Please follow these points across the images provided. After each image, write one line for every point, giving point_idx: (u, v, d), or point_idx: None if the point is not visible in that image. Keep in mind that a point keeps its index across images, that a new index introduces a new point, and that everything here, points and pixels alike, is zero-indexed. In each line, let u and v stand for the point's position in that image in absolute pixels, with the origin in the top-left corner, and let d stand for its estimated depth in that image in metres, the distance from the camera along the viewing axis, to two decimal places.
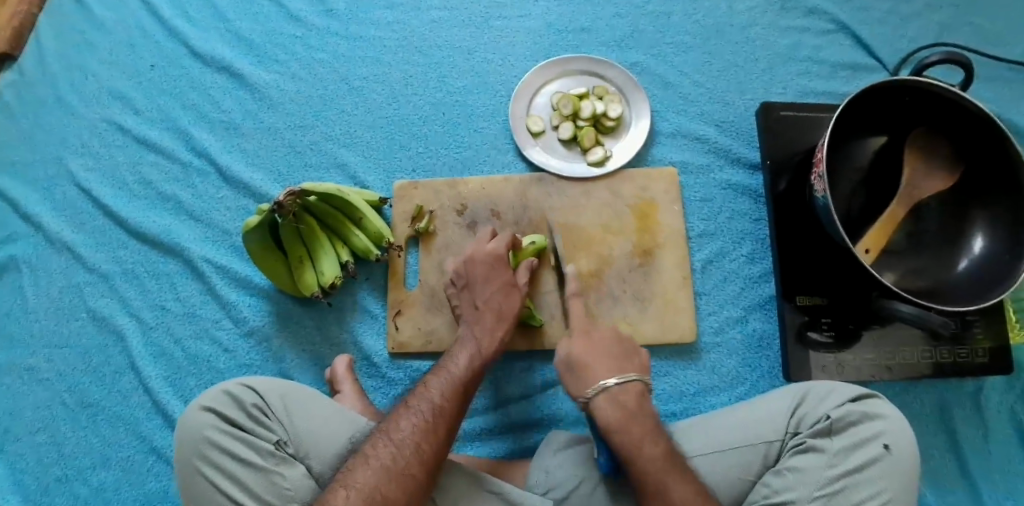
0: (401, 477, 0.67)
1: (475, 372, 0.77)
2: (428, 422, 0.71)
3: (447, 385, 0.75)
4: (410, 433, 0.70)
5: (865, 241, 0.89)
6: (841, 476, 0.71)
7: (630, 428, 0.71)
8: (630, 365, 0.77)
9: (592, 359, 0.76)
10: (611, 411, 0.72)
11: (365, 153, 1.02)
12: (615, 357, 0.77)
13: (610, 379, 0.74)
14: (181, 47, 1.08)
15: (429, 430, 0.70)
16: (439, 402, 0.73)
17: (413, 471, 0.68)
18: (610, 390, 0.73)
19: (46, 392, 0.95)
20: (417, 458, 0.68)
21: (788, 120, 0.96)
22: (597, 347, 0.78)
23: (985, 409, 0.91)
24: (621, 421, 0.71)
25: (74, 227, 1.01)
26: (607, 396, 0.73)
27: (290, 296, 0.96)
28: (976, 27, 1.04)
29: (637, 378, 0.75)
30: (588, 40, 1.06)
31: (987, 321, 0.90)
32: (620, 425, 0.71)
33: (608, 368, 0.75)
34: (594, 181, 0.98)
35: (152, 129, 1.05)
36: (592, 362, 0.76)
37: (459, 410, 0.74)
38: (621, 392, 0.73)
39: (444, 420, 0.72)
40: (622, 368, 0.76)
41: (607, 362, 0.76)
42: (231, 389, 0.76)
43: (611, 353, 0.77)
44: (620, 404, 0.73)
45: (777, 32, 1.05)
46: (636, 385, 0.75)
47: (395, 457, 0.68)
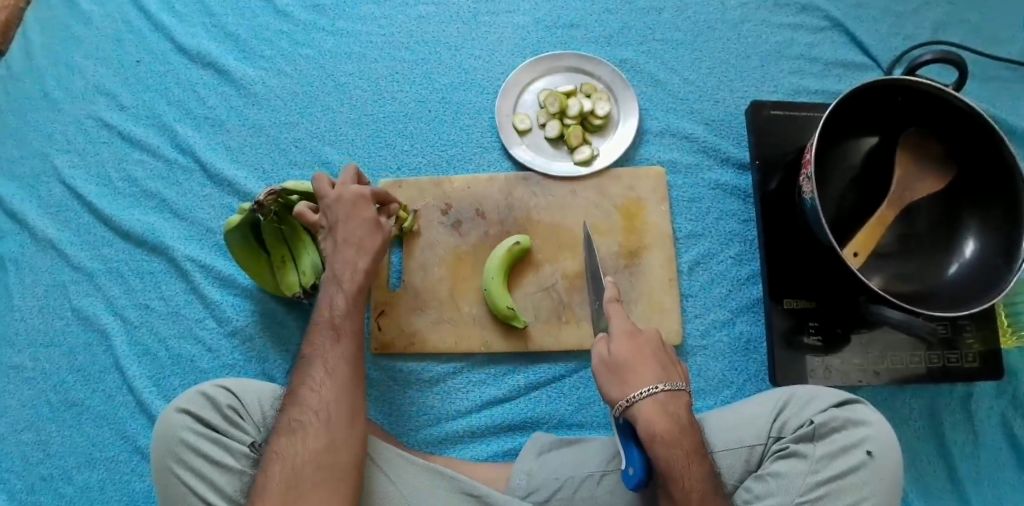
0: (298, 431, 0.67)
1: (352, 311, 0.75)
2: (318, 375, 0.71)
3: (324, 333, 0.73)
4: (306, 390, 0.70)
5: (853, 244, 0.87)
6: (822, 483, 0.70)
7: (681, 442, 0.65)
8: (674, 372, 0.70)
9: (635, 363, 0.68)
10: (662, 423, 0.65)
11: (351, 151, 1.01)
12: (663, 364, 0.69)
13: (658, 386, 0.66)
14: (167, 42, 1.07)
15: (321, 378, 0.70)
16: (328, 350, 0.72)
17: (309, 418, 0.68)
18: (661, 398, 0.66)
19: (31, 391, 0.95)
20: (318, 410, 0.69)
21: (778, 119, 0.94)
22: (643, 350, 0.69)
23: (974, 414, 0.90)
24: (674, 433, 0.65)
25: (59, 225, 1.00)
26: (658, 404, 0.66)
27: (274, 295, 0.95)
28: (972, 24, 1.02)
29: (684, 388, 0.68)
30: (577, 36, 1.04)
31: (978, 325, 0.88)
32: (671, 438, 0.65)
33: (656, 374, 0.67)
34: (581, 180, 0.96)
35: (138, 126, 1.04)
36: (637, 366, 0.68)
37: (345, 354, 0.72)
38: (669, 401, 0.66)
39: (326, 365, 0.71)
40: (668, 375, 0.68)
41: (655, 368, 0.68)
42: (206, 390, 0.75)
43: (658, 359, 0.69)
44: (668, 414, 0.66)
45: (770, 29, 1.03)
46: (683, 395, 0.68)
47: (293, 417, 0.68)
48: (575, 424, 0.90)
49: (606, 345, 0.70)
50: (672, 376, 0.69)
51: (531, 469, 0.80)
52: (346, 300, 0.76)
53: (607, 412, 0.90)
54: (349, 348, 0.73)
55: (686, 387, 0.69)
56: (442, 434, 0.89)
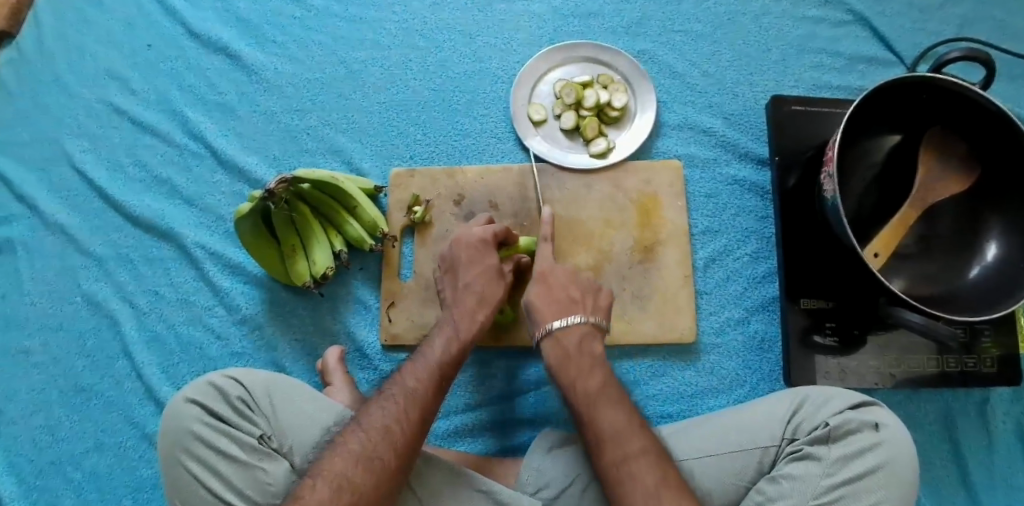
0: (368, 461, 0.66)
1: (454, 360, 0.76)
2: (408, 409, 0.70)
3: (422, 370, 0.74)
4: (388, 419, 0.69)
5: (875, 244, 0.85)
6: (837, 485, 0.69)
7: (568, 367, 0.75)
8: (582, 308, 0.80)
9: (545, 307, 0.80)
10: (552, 352, 0.77)
11: (363, 139, 0.99)
12: (567, 301, 0.80)
13: (554, 322, 0.78)
14: (178, 26, 1.05)
15: (407, 416, 0.70)
16: (413, 388, 0.72)
17: (382, 454, 0.67)
18: (556, 334, 0.78)
19: (41, 375, 0.94)
20: (394, 445, 0.67)
21: (799, 115, 0.92)
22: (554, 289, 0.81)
23: (990, 418, 0.88)
24: (560, 363, 0.76)
25: (69, 210, 0.99)
26: (552, 339, 0.78)
27: (283, 284, 0.94)
28: (999, 22, 1.00)
29: (581, 321, 0.78)
30: (594, 25, 1.02)
31: (998, 330, 0.87)
32: (559, 365, 0.76)
33: (555, 312, 0.79)
34: (596, 173, 0.95)
35: (148, 110, 1.02)
36: (541, 307, 0.80)
37: (435, 398, 0.73)
38: (562, 336, 0.77)
39: (419, 403, 0.71)
40: (570, 311, 0.79)
41: (557, 308, 0.79)
42: (217, 381, 0.75)
43: (563, 298, 0.80)
44: (558, 346, 0.77)
45: (791, 23, 1.01)
46: (579, 326, 0.78)
47: (366, 444, 0.67)
48: None
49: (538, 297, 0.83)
50: (573, 312, 0.79)
51: (539, 467, 0.79)
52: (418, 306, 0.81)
53: None
54: (438, 397, 0.74)
55: (588, 320, 0.78)
56: (451, 427, 0.89)
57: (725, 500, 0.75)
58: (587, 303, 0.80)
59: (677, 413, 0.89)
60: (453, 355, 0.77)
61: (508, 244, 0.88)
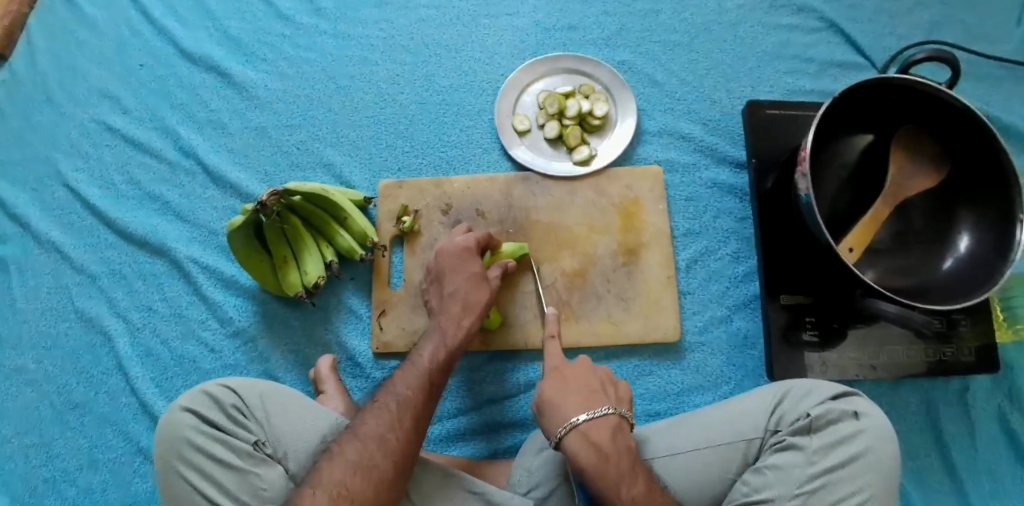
0: (366, 470, 0.67)
1: (443, 368, 0.78)
2: (402, 417, 0.71)
3: (413, 378, 0.75)
4: (383, 429, 0.70)
5: (848, 240, 0.88)
6: (819, 473, 0.71)
7: (609, 469, 0.68)
8: (603, 398, 0.73)
9: (559, 396, 0.73)
10: (585, 454, 0.68)
11: (352, 152, 1.02)
12: (587, 393, 0.74)
13: (580, 415, 0.71)
14: (169, 47, 1.08)
15: (401, 424, 0.71)
16: (405, 396, 0.73)
17: (378, 460, 0.68)
18: (585, 429, 0.70)
19: (35, 392, 0.95)
20: (389, 452, 0.69)
21: (774, 118, 0.95)
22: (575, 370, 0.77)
23: (971, 408, 0.90)
24: (597, 461, 0.68)
25: (63, 228, 1.01)
26: (579, 435, 0.69)
27: (275, 296, 0.96)
28: (965, 25, 1.04)
29: (609, 412, 0.71)
30: (575, 38, 1.05)
31: (974, 320, 0.89)
32: (596, 466, 0.68)
33: (578, 404, 0.72)
34: (580, 179, 0.97)
35: (141, 130, 1.05)
36: (559, 400, 0.73)
37: (427, 405, 0.74)
38: (592, 429, 0.70)
39: (411, 411, 0.72)
40: (592, 402, 0.73)
41: (580, 397, 0.73)
42: (211, 390, 0.76)
43: (581, 389, 0.74)
44: (593, 447, 0.69)
45: (765, 31, 1.05)
46: (608, 418, 0.71)
47: (362, 451, 0.68)
48: None
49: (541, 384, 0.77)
50: (597, 402, 0.73)
51: (531, 467, 0.81)
52: None
53: None
54: (430, 403, 0.75)
55: (615, 410, 0.72)
56: (443, 431, 0.90)
57: (712, 493, 0.76)
58: (608, 393, 0.75)
59: (664, 411, 0.90)
60: (442, 363, 0.78)
61: (493, 249, 0.91)
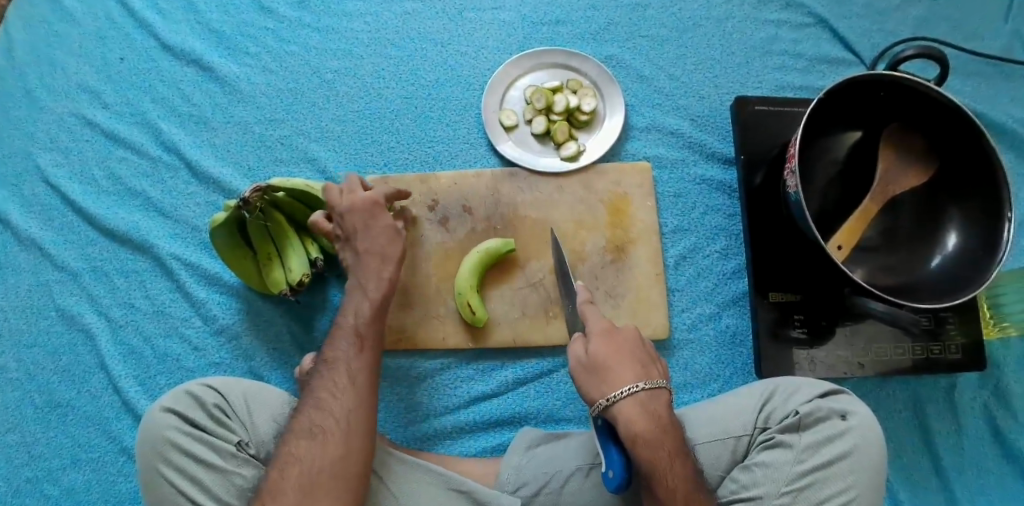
0: (319, 439, 0.67)
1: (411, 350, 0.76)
2: (352, 389, 0.70)
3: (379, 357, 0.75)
4: (342, 403, 0.69)
5: (837, 238, 0.88)
6: (807, 472, 0.70)
7: (662, 442, 0.64)
8: (654, 370, 0.68)
9: (613, 361, 0.67)
10: (642, 423, 0.64)
11: (336, 147, 1.00)
12: (641, 363, 0.67)
13: (637, 384, 0.65)
14: (150, 39, 1.06)
15: (356, 395, 0.70)
16: (354, 359, 0.73)
17: (329, 425, 0.68)
18: (643, 398, 0.65)
19: (15, 392, 0.94)
20: (345, 425, 0.68)
21: (762, 114, 0.95)
22: (621, 345, 0.68)
23: (958, 405, 0.91)
24: (656, 433, 0.64)
25: (43, 224, 0.99)
26: (637, 404, 0.64)
27: (259, 293, 0.95)
28: (953, 21, 1.03)
29: (664, 386, 0.67)
30: (563, 32, 1.04)
31: (961, 317, 0.89)
32: (653, 437, 0.63)
33: (636, 372, 0.66)
34: (568, 175, 0.96)
35: (122, 124, 1.03)
36: (614, 365, 0.66)
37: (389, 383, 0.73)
38: (650, 400, 0.65)
39: (365, 379, 0.72)
40: (648, 372, 0.67)
41: (633, 366, 0.66)
42: (193, 389, 0.75)
43: (635, 358, 0.67)
44: (650, 417, 0.64)
45: (753, 26, 1.04)
46: (665, 393, 0.66)
47: (313, 424, 0.68)
48: (563, 419, 0.90)
49: (583, 344, 0.69)
50: (649, 375, 0.67)
51: (518, 464, 0.80)
52: (371, 306, 0.78)
53: None
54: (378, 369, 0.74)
55: (665, 383, 0.67)
56: (431, 430, 0.89)
57: None
58: (657, 368, 0.69)
59: None
60: (376, 328, 0.76)
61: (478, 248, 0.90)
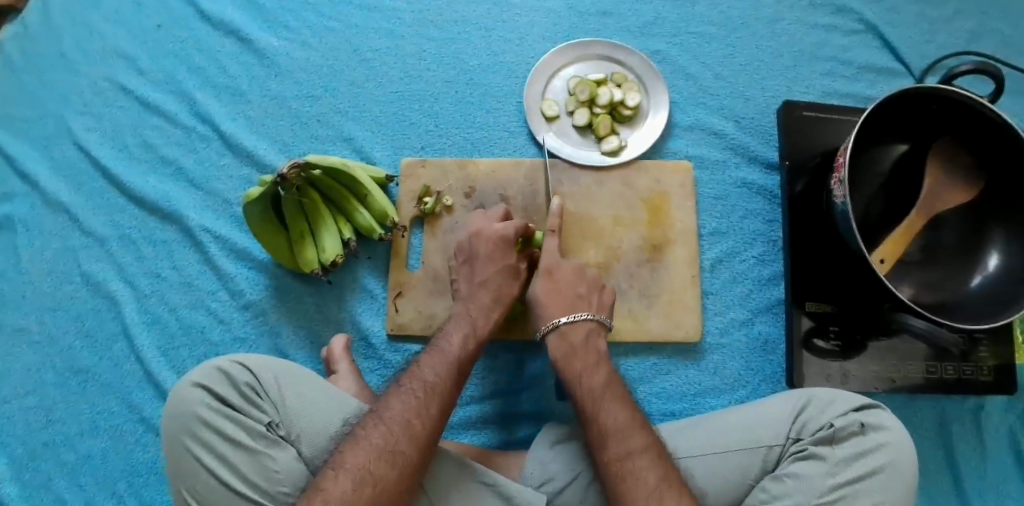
0: (390, 455, 0.65)
1: (469, 355, 0.77)
2: (426, 402, 0.70)
3: (441, 363, 0.74)
4: (408, 410, 0.69)
5: (881, 251, 0.86)
6: (839, 485, 0.70)
7: (574, 362, 0.77)
8: (588, 304, 0.82)
9: (548, 302, 0.81)
10: (558, 348, 0.79)
11: (373, 128, 0.99)
12: (573, 297, 0.82)
13: (561, 317, 0.80)
14: (189, 7, 1.04)
15: (426, 408, 0.69)
16: (434, 376, 0.73)
17: (392, 436, 0.66)
18: (563, 329, 0.79)
19: (36, 355, 0.93)
20: (408, 435, 0.67)
21: (810, 121, 0.93)
22: (559, 288, 0.82)
23: (985, 427, 0.90)
24: (567, 354, 0.78)
25: (71, 188, 0.98)
26: (558, 333, 0.79)
27: (289, 271, 0.94)
28: (1006, 37, 1.01)
29: (593, 318, 0.80)
30: (609, 24, 1.02)
31: (996, 339, 0.89)
32: (566, 358, 0.77)
33: (561, 306, 0.81)
34: (608, 170, 0.95)
35: (155, 91, 1.01)
36: (547, 303, 0.81)
37: (453, 391, 0.73)
38: (569, 331, 0.79)
39: (438, 398, 0.71)
40: (576, 307, 0.81)
41: (563, 301, 0.81)
42: (224, 366, 0.74)
43: (570, 293, 0.82)
44: (564, 343, 0.79)
45: (803, 30, 1.02)
46: (587, 323, 0.80)
47: (385, 438, 0.66)
48: None
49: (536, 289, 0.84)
50: (580, 308, 0.81)
51: (544, 460, 0.80)
52: None
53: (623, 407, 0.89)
54: (456, 382, 0.74)
55: (594, 316, 0.81)
56: (455, 419, 0.89)
57: (728, 498, 0.75)
58: (592, 300, 0.82)
59: (681, 412, 0.89)
60: (470, 350, 0.77)
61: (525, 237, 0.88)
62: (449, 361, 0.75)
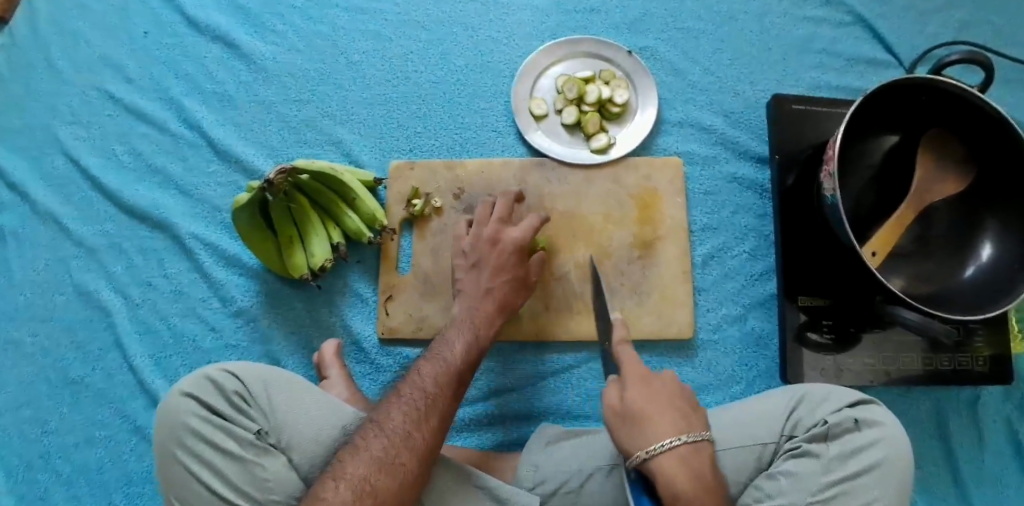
0: (391, 467, 0.64)
1: (469, 364, 0.76)
2: (429, 413, 0.69)
3: (440, 372, 0.73)
4: (407, 421, 0.68)
5: (873, 243, 0.85)
6: (834, 482, 0.69)
7: (705, 501, 0.61)
8: (695, 419, 0.67)
9: (651, 412, 0.65)
10: (683, 477, 0.61)
11: (361, 131, 0.98)
12: (680, 413, 0.66)
13: (679, 437, 0.63)
14: (175, 14, 1.03)
15: (429, 420, 0.69)
16: (436, 385, 0.72)
17: (392, 447, 0.66)
18: (682, 451, 0.63)
19: (30, 366, 0.93)
20: (409, 447, 0.66)
21: (799, 114, 0.93)
22: (655, 396, 0.67)
23: (981, 418, 0.90)
24: (699, 492, 0.61)
25: (61, 198, 0.98)
26: (679, 457, 0.62)
27: (280, 276, 0.93)
28: (996, 26, 1.01)
29: (706, 438, 0.65)
30: (597, 21, 1.01)
31: (990, 329, 0.88)
32: (696, 497, 0.60)
33: (673, 423, 0.65)
34: (597, 168, 0.95)
35: (144, 99, 1.01)
36: (653, 415, 0.65)
37: (453, 402, 0.72)
38: (691, 455, 0.63)
39: (438, 408, 0.70)
40: (689, 424, 0.66)
41: (674, 414, 0.65)
42: (213, 376, 0.74)
43: (675, 408, 0.67)
44: (687, 472, 0.62)
45: (793, 22, 1.01)
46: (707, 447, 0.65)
47: (387, 449, 0.65)
48: (583, 416, 0.89)
49: (619, 392, 0.68)
50: (692, 426, 0.66)
51: (538, 462, 0.80)
52: None
53: None
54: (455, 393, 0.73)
55: (706, 435, 0.66)
56: None
57: None
58: (697, 416, 0.68)
59: None
60: (470, 359, 0.76)
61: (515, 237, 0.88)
62: (449, 371, 0.74)
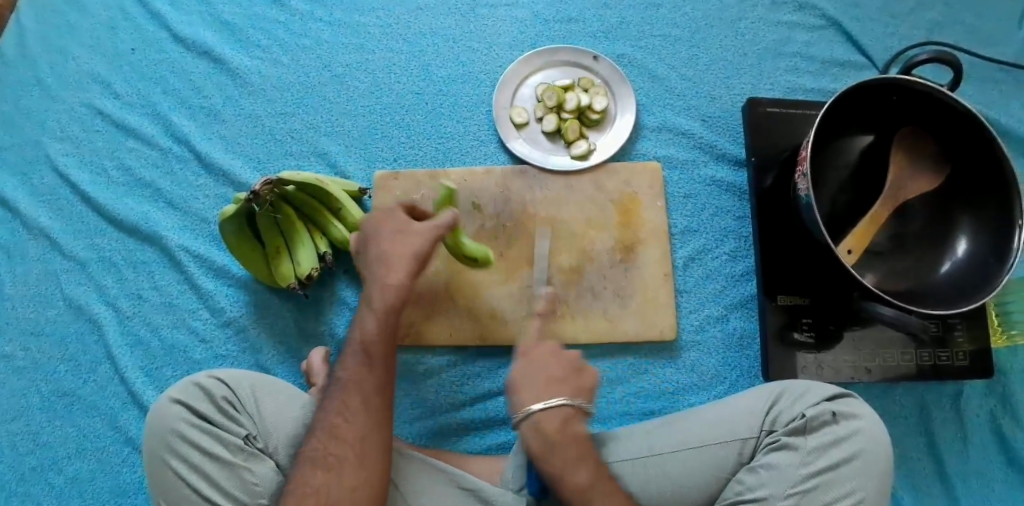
0: (323, 464, 0.66)
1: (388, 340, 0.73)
2: (364, 411, 0.69)
3: (359, 358, 0.72)
4: (336, 417, 0.69)
5: (847, 242, 0.87)
6: (815, 474, 0.70)
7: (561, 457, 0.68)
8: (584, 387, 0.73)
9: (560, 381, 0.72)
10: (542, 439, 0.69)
11: (346, 142, 1.00)
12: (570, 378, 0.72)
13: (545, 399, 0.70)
14: (162, 31, 1.06)
15: (371, 421, 0.69)
16: (365, 379, 0.71)
17: (342, 453, 0.67)
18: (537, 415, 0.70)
19: (22, 380, 0.94)
20: (359, 454, 0.67)
21: (775, 117, 0.94)
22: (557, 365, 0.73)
23: (964, 411, 0.91)
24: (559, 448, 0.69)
25: (52, 214, 0.99)
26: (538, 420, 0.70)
27: (267, 287, 0.95)
28: (966, 26, 1.03)
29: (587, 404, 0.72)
30: (576, 30, 1.04)
31: (969, 324, 0.89)
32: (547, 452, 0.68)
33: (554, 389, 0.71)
34: (578, 174, 0.96)
35: (132, 115, 1.03)
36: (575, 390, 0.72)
37: (378, 382, 0.71)
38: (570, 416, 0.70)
39: (359, 396, 0.70)
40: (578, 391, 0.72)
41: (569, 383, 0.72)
42: (201, 381, 0.75)
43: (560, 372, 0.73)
44: (588, 460, 0.69)
45: (767, 27, 1.04)
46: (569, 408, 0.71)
47: (323, 449, 0.67)
48: None
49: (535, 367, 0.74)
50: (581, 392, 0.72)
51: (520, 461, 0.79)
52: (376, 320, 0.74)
53: (602, 407, 0.89)
54: (380, 373, 0.71)
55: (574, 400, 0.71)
56: (438, 425, 0.89)
57: (705, 494, 0.75)
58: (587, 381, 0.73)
59: (659, 410, 0.90)
60: (386, 336, 0.73)
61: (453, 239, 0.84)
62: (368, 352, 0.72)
